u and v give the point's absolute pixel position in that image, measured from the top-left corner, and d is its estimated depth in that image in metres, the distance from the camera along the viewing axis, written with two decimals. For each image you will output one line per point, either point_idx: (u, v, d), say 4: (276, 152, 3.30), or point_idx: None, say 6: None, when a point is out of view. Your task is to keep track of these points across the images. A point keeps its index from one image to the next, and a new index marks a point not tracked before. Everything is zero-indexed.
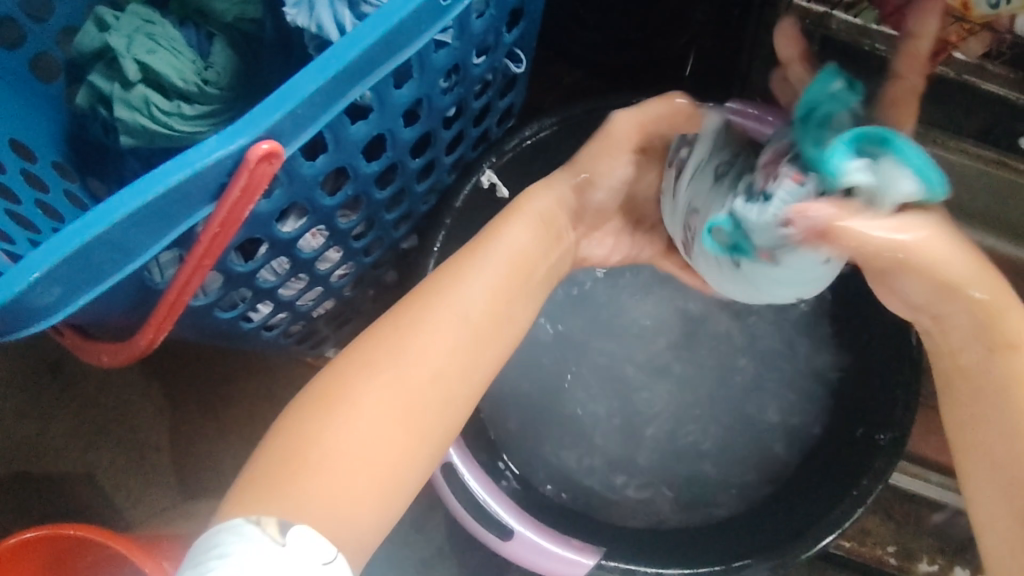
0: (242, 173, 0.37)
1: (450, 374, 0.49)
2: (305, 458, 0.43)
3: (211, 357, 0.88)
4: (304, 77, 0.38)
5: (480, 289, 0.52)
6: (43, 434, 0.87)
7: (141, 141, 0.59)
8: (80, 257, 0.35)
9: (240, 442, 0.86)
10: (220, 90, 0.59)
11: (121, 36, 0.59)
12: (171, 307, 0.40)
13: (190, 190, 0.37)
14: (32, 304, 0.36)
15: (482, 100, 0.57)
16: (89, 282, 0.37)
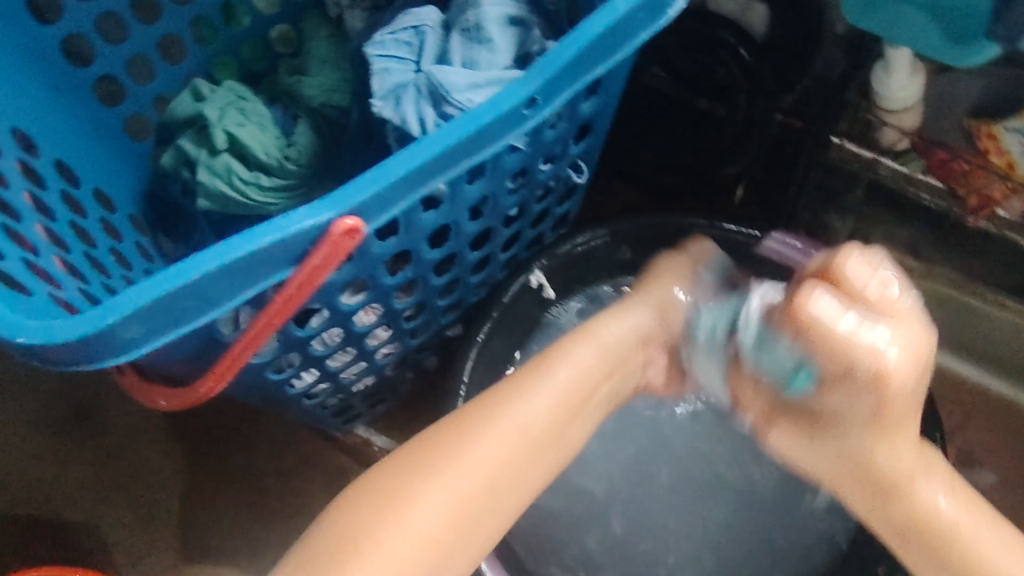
0: (324, 243, 0.39)
1: (517, 469, 0.49)
2: (351, 552, 0.44)
3: (235, 423, 0.89)
4: (391, 165, 0.41)
5: (556, 398, 0.51)
6: (59, 479, 0.88)
7: (217, 204, 0.62)
8: (170, 301, 0.38)
9: (251, 511, 0.86)
10: (298, 166, 0.63)
11: (214, 108, 0.63)
12: (234, 359, 0.42)
13: (275, 254, 0.39)
14: (118, 338, 0.38)
15: (542, 205, 0.60)
16: (170, 326, 0.39)
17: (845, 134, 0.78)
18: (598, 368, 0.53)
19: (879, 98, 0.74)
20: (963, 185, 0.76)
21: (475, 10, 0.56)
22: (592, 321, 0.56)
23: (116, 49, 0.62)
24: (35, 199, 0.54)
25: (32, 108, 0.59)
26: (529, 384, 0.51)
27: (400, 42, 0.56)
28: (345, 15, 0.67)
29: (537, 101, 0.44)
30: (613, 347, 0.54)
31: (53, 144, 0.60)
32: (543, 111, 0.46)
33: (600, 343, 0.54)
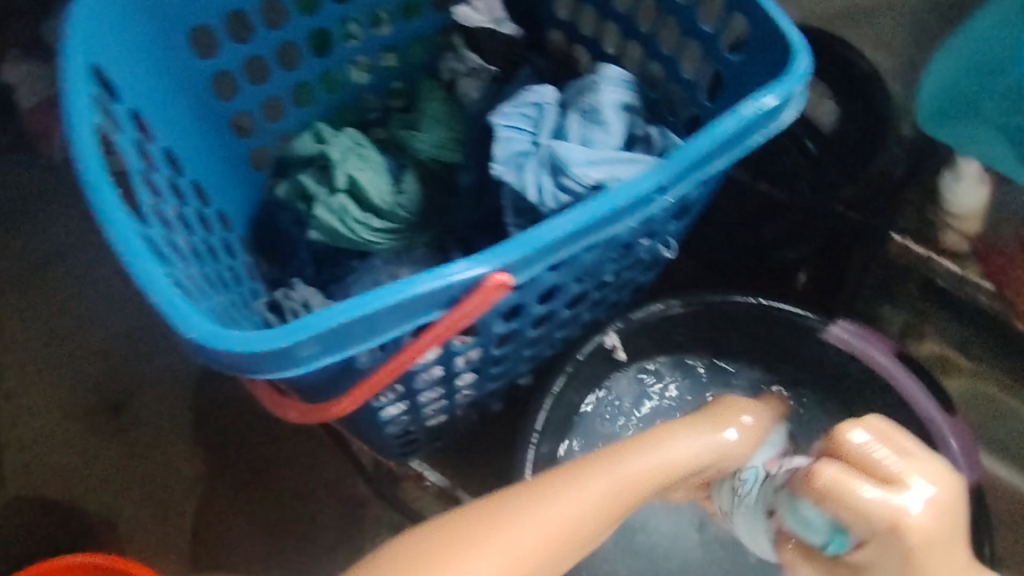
0: (476, 294, 0.42)
1: (601, 519, 0.45)
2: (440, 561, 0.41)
3: (258, 443, 0.99)
4: (540, 232, 0.43)
5: (626, 475, 0.47)
6: (85, 471, 0.98)
7: (327, 238, 0.67)
8: (334, 332, 0.40)
9: (260, 526, 0.96)
10: (407, 213, 0.68)
11: (337, 151, 0.69)
12: (372, 384, 0.45)
13: (433, 298, 0.41)
14: (281, 360, 0.41)
15: (630, 274, 0.64)
16: (339, 349, 0.41)
17: (909, 236, 0.88)
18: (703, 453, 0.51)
19: (946, 202, 0.81)
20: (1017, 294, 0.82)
21: (593, 93, 0.61)
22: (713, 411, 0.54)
23: (256, 89, 0.69)
24: (180, 216, 0.59)
25: (183, 130, 0.64)
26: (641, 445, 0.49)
27: (522, 114, 0.61)
28: (460, 80, 0.73)
29: (667, 185, 0.48)
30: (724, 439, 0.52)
31: (193, 166, 0.65)
32: (670, 192, 0.49)
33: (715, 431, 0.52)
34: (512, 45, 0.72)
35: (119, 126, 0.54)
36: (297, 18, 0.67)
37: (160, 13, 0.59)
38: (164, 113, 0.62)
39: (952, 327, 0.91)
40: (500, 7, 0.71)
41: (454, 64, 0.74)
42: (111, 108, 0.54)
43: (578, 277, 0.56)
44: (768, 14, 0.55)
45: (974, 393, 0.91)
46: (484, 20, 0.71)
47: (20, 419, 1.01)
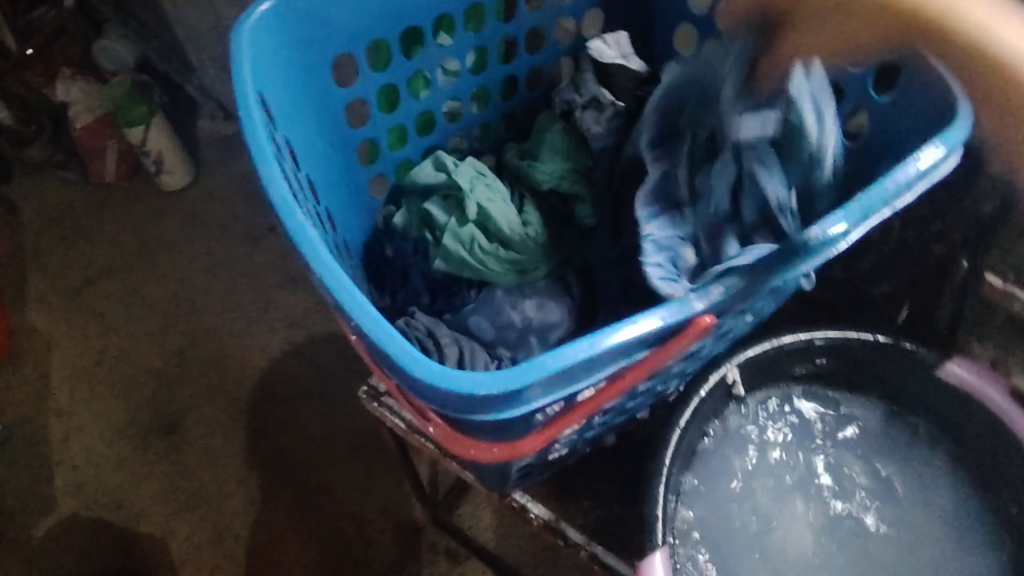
0: (686, 332, 0.43)
1: None
2: None
3: (316, 470, 1.03)
4: None
5: None
6: (139, 492, 1.03)
7: (453, 267, 0.68)
8: (554, 374, 0.41)
9: (320, 553, 0.97)
10: (535, 245, 0.68)
11: (465, 180, 0.69)
12: (562, 423, 0.46)
13: (646, 337, 0.43)
14: (504, 400, 0.42)
15: (766, 309, 0.64)
16: (562, 387, 0.43)
17: (1010, 278, 0.85)
18: None
19: None
20: None
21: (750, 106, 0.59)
22: None
23: (388, 116, 0.70)
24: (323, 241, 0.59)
25: (322, 158, 0.64)
26: None
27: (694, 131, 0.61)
28: (580, 111, 0.72)
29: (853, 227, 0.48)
30: None
31: (329, 193, 0.66)
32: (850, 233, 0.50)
33: None
34: (637, 82, 0.72)
35: (283, 156, 0.55)
36: (432, 48, 0.68)
37: (310, 42, 0.61)
38: (308, 140, 0.62)
39: None
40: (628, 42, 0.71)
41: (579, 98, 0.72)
42: (276, 137, 0.55)
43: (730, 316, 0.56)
44: (942, 77, 0.56)
45: None
46: (619, 57, 0.71)
47: (73, 434, 1.07)
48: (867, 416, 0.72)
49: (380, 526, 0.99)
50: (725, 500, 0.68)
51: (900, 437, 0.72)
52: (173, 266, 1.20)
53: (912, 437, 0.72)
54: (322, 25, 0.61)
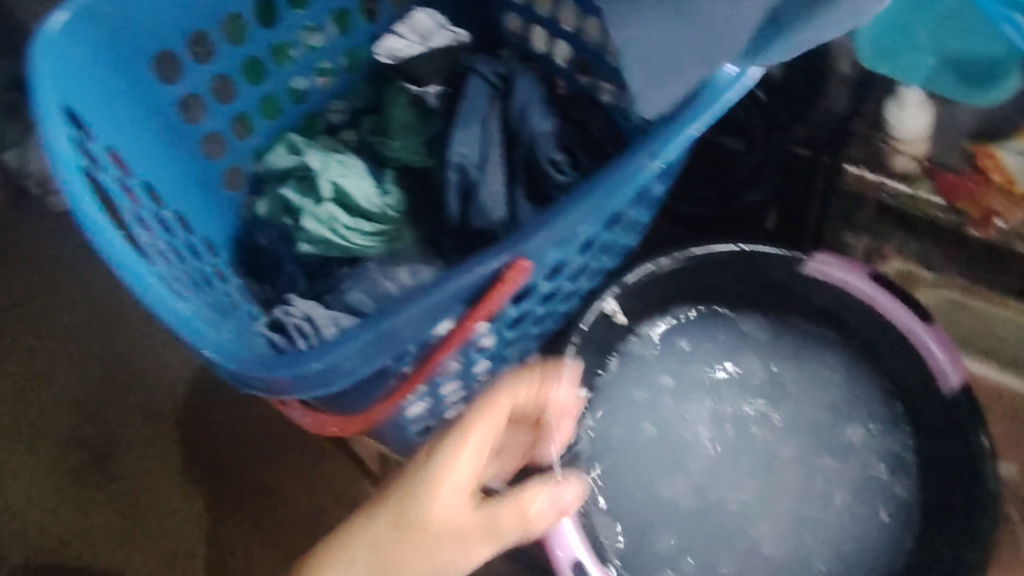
0: (500, 282, 0.47)
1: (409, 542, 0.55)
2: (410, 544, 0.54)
3: (265, 469, 0.99)
4: (549, 219, 0.48)
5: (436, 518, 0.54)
6: (84, 528, 0.99)
7: (320, 249, 0.69)
8: (375, 338, 0.47)
9: (282, 552, 0.96)
10: (397, 213, 0.69)
11: (317, 161, 0.69)
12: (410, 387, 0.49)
13: (459, 294, 0.47)
14: (336, 369, 0.48)
15: (623, 238, 0.66)
16: (383, 352, 0.48)
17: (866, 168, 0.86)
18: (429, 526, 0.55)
19: (890, 128, 0.80)
20: (967, 200, 0.81)
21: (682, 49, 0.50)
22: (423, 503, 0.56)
23: (225, 107, 0.69)
24: (169, 245, 0.59)
25: (157, 161, 0.63)
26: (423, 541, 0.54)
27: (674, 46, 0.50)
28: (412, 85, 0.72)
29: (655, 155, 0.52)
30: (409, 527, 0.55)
31: (174, 194, 0.65)
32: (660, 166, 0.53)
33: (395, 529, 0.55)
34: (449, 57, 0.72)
35: (101, 165, 0.55)
36: (258, 29, 0.67)
37: (121, 43, 0.59)
38: (139, 144, 0.61)
39: (911, 244, 0.91)
40: (425, 25, 0.73)
41: (404, 85, 0.72)
42: (91, 148, 0.54)
43: (580, 248, 0.59)
44: None
45: (943, 302, 0.95)
46: (419, 50, 0.73)
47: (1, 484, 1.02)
48: (748, 319, 0.75)
49: (332, 514, 0.97)
50: (624, 423, 0.71)
51: (784, 333, 0.74)
52: (61, 293, 1.10)
53: (794, 333, 0.74)
54: (130, 25, 0.59)
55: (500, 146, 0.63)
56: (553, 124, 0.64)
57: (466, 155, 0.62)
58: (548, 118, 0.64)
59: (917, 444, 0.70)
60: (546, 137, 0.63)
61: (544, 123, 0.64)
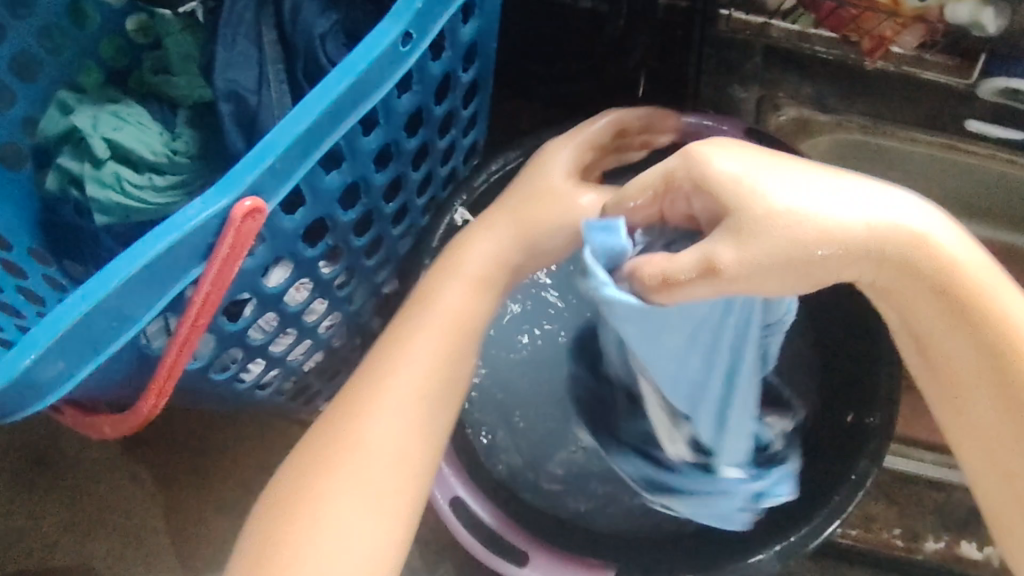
0: (228, 232, 0.36)
1: (419, 425, 0.48)
2: (345, 436, 0.47)
3: (199, 430, 0.84)
4: (277, 137, 0.37)
5: (417, 360, 0.49)
6: (42, 530, 0.82)
7: (115, 217, 0.58)
8: (81, 333, 0.35)
9: (241, 517, 0.81)
10: (189, 158, 0.60)
11: (87, 117, 0.59)
12: (169, 374, 0.40)
13: (180, 253, 0.36)
14: (38, 380, 0.35)
15: (446, 138, 0.58)
16: (91, 354, 0.36)
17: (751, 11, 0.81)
18: (414, 402, 0.48)
19: None
20: (854, 30, 0.79)
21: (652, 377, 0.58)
22: (374, 368, 0.49)
23: None
24: None
25: None
26: (377, 391, 0.48)
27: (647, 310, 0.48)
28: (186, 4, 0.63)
29: (412, 34, 0.41)
30: (407, 406, 0.48)
31: None
32: (420, 50, 0.42)
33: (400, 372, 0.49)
34: None
35: None
36: None
37: None
38: None
39: (805, 88, 0.85)
40: None
41: (161, 13, 0.62)
42: None
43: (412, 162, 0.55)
44: None
45: (842, 143, 0.86)
46: None
47: None
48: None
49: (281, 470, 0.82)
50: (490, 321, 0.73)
51: None
52: None
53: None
54: None
55: (278, 61, 0.54)
56: (333, 21, 0.54)
57: (240, 81, 0.53)
58: (327, 15, 0.54)
59: None
60: (327, 37, 0.54)
61: (321, 21, 0.54)
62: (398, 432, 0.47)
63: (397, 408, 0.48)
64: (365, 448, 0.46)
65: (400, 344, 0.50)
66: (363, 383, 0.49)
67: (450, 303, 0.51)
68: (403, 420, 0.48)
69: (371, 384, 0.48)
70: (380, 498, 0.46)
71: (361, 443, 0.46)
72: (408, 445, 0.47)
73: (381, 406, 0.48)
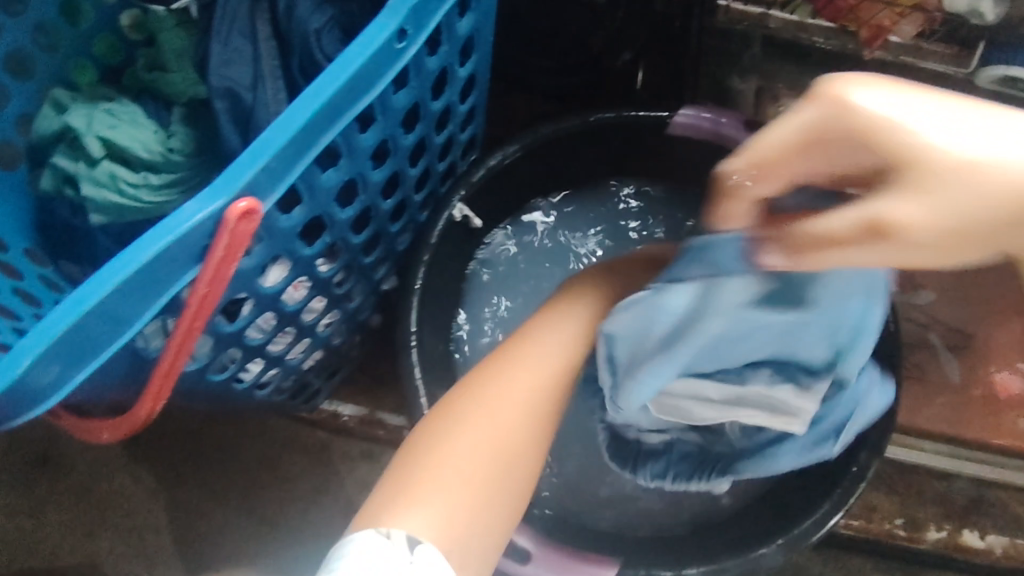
0: (223, 233, 0.36)
1: (528, 426, 0.44)
2: (450, 425, 0.43)
3: (200, 427, 0.83)
4: (270, 137, 0.37)
5: (535, 359, 0.47)
6: (43, 530, 0.81)
7: (112, 216, 0.58)
8: (75, 337, 0.35)
9: (243, 515, 0.81)
10: (185, 156, 0.59)
11: (81, 116, 0.58)
12: (165, 377, 0.40)
13: (174, 255, 0.36)
14: (32, 386, 0.35)
15: (443, 134, 0.57)
16: (85, 359, 0.36)
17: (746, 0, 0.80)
18: (527, 402, 0.45)
19: None
20: (852, 21, 0.79)
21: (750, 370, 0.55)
22: (484, 365, 0.47)
23: None
24: None
25: None
26: (494, 378, 0.45)
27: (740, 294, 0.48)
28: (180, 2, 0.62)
29: (408, 31, 0.41)
30: (522, 403, 0.45)
31: None
32: (415, 46, 0.42)
33: (520, 366, 0.46)
34: None
35: None
36: None
37: None
38: None
39: (803, 79, 0.85)
40: None
41: (154, 9, 0.61)
42: None
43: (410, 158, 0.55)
44: None
45: None
46: None
47: None
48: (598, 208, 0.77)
49: (283, 467, 0.82)
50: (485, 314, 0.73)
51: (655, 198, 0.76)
52: None
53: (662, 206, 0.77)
54: None
55: (273, 57, 0.53)
56: (328, 16, 0.54)
57: (234, 78, 0.53)
58: (321, 10, 0.54)
59: None
60: (322, 33, 0.53)
61: (316, 16, 0.53)
62: (513, 426, 0.44)
63: (512, 405, 0.44)
64: (475, 441, 0.42)
65: (516, 344, 0.48)
66: (476, 374, 0.46)
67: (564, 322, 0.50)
68: (513, 415, 0.44)
69: (481, 376, 0.46)
70: (474, 498, 0.41)
71: (474, 434, 0.42)
72: (514, 446, 0.43)
73: (499, 399, 0.45)
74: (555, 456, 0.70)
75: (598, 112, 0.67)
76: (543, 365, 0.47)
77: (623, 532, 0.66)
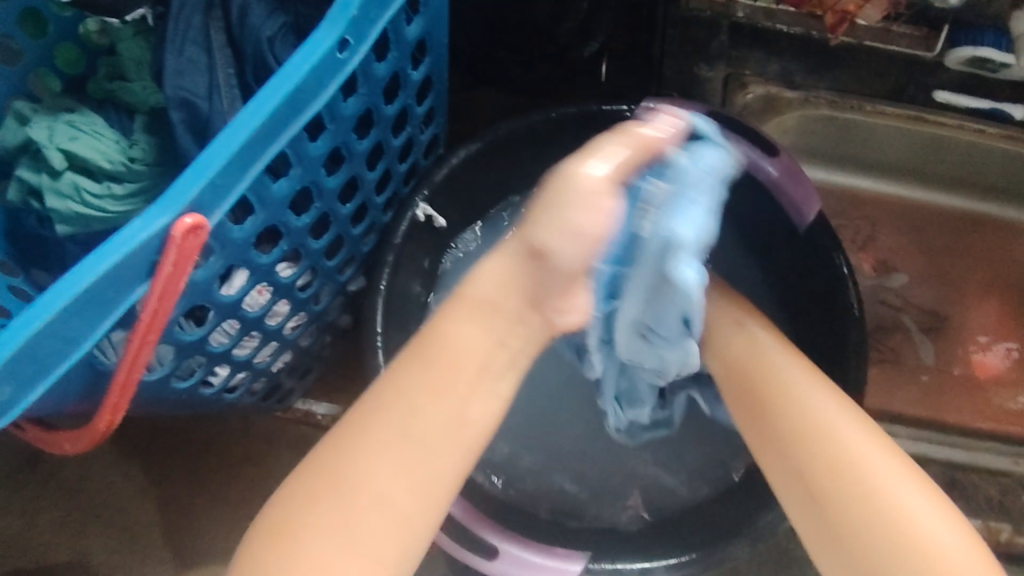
0: (170, 249, 0.37)
1: (382, 515, 0.46)
2: (296, 521, 0.45)
3: (182, 426, 0.84)
4: (213, 153, 0.37)
5: (393, 420, 0.47)
6: (31, 530, 0.82)
7: (78, 227, 0.59)
8: (28, 354, 0.36)
9: (224, 513, 0.82)
10: (147, 165, 0.60)
11: (43, 128, 0.59)
12: (122, 389, 0.40)
13: (123, 272, 0.37)
14: None
15: (401, 135, 0.58)
16: (40, 374, 0.37)
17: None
18: (379, 486, 0.46)
19: None
20: (817, 5, 0.78)
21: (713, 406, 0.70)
22: (350, 424, 0.48)
23: None
24: None
25: None
26: (354, 460, 0.47)
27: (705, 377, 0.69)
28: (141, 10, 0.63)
29: (349, 41, 0.41)
30: (370, 490, 0.46)
31: None
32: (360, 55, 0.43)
33: (372, 439, 0.47)
34: None
35: None
36: None
37: None
38: None
39: (772, 65, 0.84)
40: None
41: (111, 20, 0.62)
42: None
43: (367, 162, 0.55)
44: None
45: (810, 118, 0.86)
46: None
47: None
48: None
49: (262, 465, 0.83)
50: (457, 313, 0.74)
51: None
52: None
53: None
54: None
55: (229, 65, 0.54)
56: (282, 23, 0.54)
57: (190, 87, 0.53)
58: (274, 17, 0.54)
59: (778, 299, 0.73)
60: (275, 40, 0.54)
61: (269, 23, 0.54)
62: (358, 519, 0.45)
63: (357, 497, 0.46)
64: (319, 541, 0.45)
65: (384, 392, 0.49)
66: (339, 442, 0.48)
67: (440, 346, 0.49)
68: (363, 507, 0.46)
69: (338, 446, 0.47)
70: None
71: (315, 531, 0.45)
72: (358, 542, 0.45)
73: (344, 483, 0.46)
74: (528, 449, 0.71)
75: (560, 106, 0.68)
76: (402, 418, 0.48)
77: (594, 523, 0.68)
